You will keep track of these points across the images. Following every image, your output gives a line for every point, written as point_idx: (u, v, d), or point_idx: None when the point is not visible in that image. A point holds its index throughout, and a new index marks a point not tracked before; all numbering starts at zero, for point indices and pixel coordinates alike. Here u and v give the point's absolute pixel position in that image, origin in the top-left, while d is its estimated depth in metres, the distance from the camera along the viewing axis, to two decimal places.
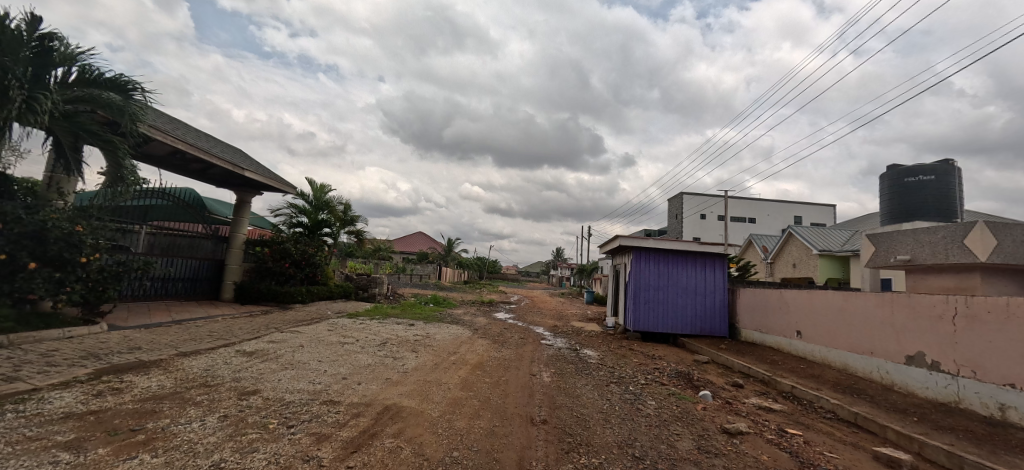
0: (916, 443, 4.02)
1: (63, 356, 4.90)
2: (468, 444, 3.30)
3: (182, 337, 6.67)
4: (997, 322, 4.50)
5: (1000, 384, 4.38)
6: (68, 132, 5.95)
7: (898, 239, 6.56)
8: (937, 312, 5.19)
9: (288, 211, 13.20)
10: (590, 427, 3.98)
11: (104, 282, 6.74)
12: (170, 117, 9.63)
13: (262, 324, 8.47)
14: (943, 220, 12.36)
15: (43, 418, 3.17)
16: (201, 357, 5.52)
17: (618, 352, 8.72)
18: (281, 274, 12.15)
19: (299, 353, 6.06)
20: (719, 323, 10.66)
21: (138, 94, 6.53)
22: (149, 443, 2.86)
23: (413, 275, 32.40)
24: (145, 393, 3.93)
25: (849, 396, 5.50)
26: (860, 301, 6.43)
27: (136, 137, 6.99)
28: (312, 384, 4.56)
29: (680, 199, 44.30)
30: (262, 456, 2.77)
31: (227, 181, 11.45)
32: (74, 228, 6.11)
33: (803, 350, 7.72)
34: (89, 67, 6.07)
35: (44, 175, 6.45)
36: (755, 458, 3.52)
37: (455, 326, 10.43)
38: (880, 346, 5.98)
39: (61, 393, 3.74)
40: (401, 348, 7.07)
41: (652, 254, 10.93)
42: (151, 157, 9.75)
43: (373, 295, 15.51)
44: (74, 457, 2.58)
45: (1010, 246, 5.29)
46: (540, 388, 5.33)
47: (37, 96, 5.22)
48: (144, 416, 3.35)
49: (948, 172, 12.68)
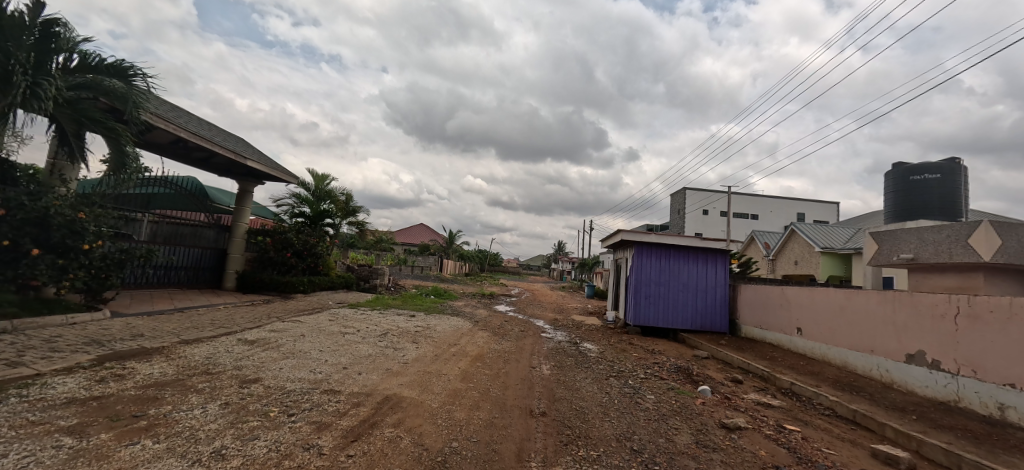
0: (914, 441, 4.03)
1: (66, 342, 4.94)
2: (467, 435, 3.31)
3: (185, 325, 6.72)
4: (999, 322, 4.48)
5: (1000, 384, 4.37)
6: (71, 120, 5.93)
7: (902, 237, 6.52)
8: (939, 311, 5.16)
9: (290, 201, 13.30)
10: (589, 420, 3.99)
11: (107, 269, 6.75)
12: (172, 105, 9.58)
13: (264, 313, 8.51)
14: (947, 219, 12.34)
15: (46, 403, 3.19)
16: (203, 345, 5.55)
17: (618, 346, 8.75)
18: (282, 264, 12.19)
19: (299, 342, 6.10)
20: (720, 319, 10.66)
21: (139, 80, 6.49)
22: (151, 429, 2.88)
23: (414, 268, 32.47)
24: (147, 380, 3.96)
25: (848, 394, 5.51)
26: (862, 299, 6.42)
27: (138, 125, 6.96)
28: (313, 374, 4.58)
29: (683, 194, 44.19)
30: (263, 443, 2.80)
31: (229, 171, 11.43)
32: (77, 215, 6.10)
33: (803, 346, 7.73)
34: (90, 53, 6.03)
35: (46, 161, 6.49)
36: (753, 454, 3.53)
37: (455, 318, 10.47)
38: (881, 344, 5.97)
39: (64, 378, 3.77)
40: (402, 339, 7.09)
41: (654, 249, 10.91)
42: (153, 145, 9.74)
43: (375, 286, 15.57)
44: (77, 442, 2.60)
45: (1015, 246, 5.26)
46: (539, 380, 5.35)
47: (41, 81, 5.18)
48: (146, 402, 3.38)
49: (954, 171, 12.57)
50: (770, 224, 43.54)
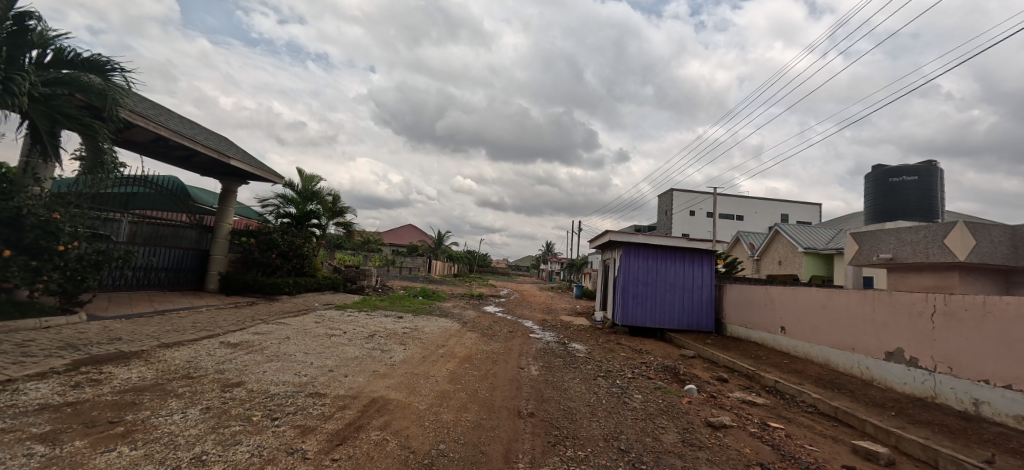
0: (893, 437, 4.12)
1: (41, 346, 4.78)
2: (455, 437, 3.29)
3: (165, 328, 6.54)
4: (973, 320, 4.63)
5: (975, 380, 4.51)
6: (45, 116, 5.74)
7: (881, 238, 6.63)
8: (916, 309, 5.31)
9: (276, 202, 13.08)
10: (576, 420, 4.01)
11: (83, 271, 6.54)
12: (153, 103, 9.36)
13: (247, 315, 8.37)
14: (926, 220, 12.70)
15: (17, 410, 3.08)
16: (185, 348, 5.43)
17: (607, 346, 8.83)
18: (267, 265, 12.03)
19: (285, 345, 6.01)
20: (706, 319, 10.79)
21: (117, 74, 6.32)
22: (129, 436, 2.80)
23: (403, 269, 32.41)
24: (124, 385, 3.84)
25: (830, 391, 5.62)
26: (842, 298, 6.56)
27: (116, 123, 6.79)
28: (297, 377, 4.50)
29: (670, 195, 44.80)
30: (245, 449, 2.73)
31: (212, 170, 11.20)
32: (52, 216, 5.93)
33: (787, 345, 7.86)
34: (65, 48, 5.87)
35: (19, 160, 6.30)
36: (738, 451, 3.58)
37: (443, 320, 10.37)
38: (861, 341, 6.12)
39: (36, 384, 3.64)
40: (390, 340, 7.04)
41: (641, 249, 11.01)
42: (132, 143, 9.49)
43: (362, 287, 15.40)
44: (49, 449, 2.52)
45: (987, 246, 5.45)
46: (527, 381, 5.38)
47: (15, 76, 4.96)
48: (124, 408, 3.28)
49: (931, 173, 12.96)
50: (755, 224, 44.29)
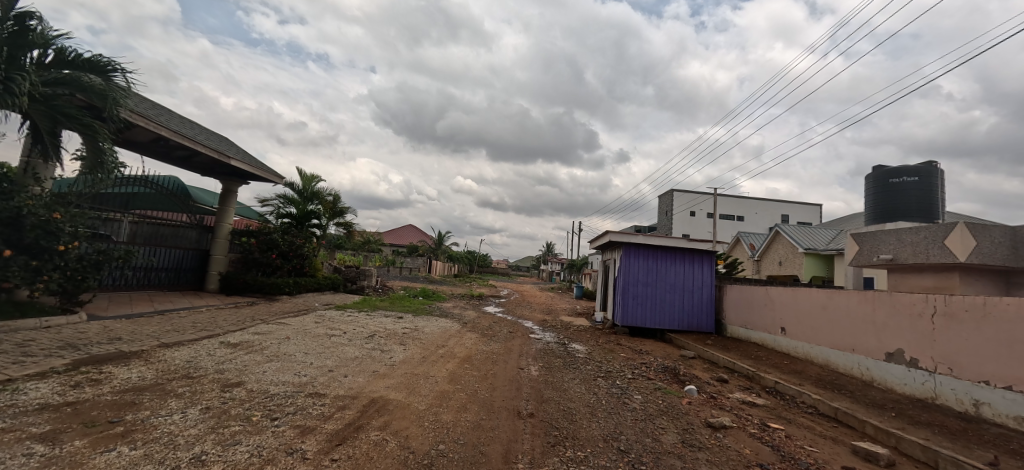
0: (893, 438, 4.12)
1: (41, 346, 4.79)
2: (455, 437, 3.30)
3: (165, 328, 6.55)
4: (973, 321, 4.62)
5: (976, 381, 4.51)
6: (46, 116, 5.75)
7: (882, 239, 6.62)
8: (916, 309, 5.31)
9: (276, 202, 13.10)
10: (576, 421, 4.01)
11: (84, 271, 6.54)
12: (153, 104, 9.37)
13: (247, 315, 8.38)
14: (926, 220, 12.70)
15: (17, 409, 3.08)
16: (185, 348, 5.43)
17: (607, 346, 8.84)
18: (267, 265, 12.04)
19: (285, 345, 6.01)
20: (706, 319, 10.78)
21: (118, 75, 6.33)
22: (128, 436, 2.80)
23: (403, 269, 32.45)
24: (124, 385, 3.85)
25: (829, 391, 5.62)
26: (842, 298, 6.56)
27: (117, 123, 6.80)
28: (296, 377, 4.50)
29: (671, 196, 44.80)
30: (245, 449, 2.73)
31: (213, 170, 11.21)
32: (52, 216, 5.94)
33: (787, 346, 7.85)
34: (66, 48, 5.88)
35: (20, 160, 6.31)
36: (738, 452, 3.58)
37: (443, 320, 10.38)
38: (861, 342, 6.12)
39: (36, 384, 3.64)
40: (389, 341, 7.04)
41: (641, 250, 11.00)
42: (133, 143, 9.50)
43: (362, 287, 15.40)
44: (49, 449, 2.52)
45: (988, 247, 5.44)
46: (527, 381, 5.38)
47: (16, 76, 4.96)
48: (123, 408, 3.28)
49: (932, 173, 12.95)
50: (756, 225, 44.26)
